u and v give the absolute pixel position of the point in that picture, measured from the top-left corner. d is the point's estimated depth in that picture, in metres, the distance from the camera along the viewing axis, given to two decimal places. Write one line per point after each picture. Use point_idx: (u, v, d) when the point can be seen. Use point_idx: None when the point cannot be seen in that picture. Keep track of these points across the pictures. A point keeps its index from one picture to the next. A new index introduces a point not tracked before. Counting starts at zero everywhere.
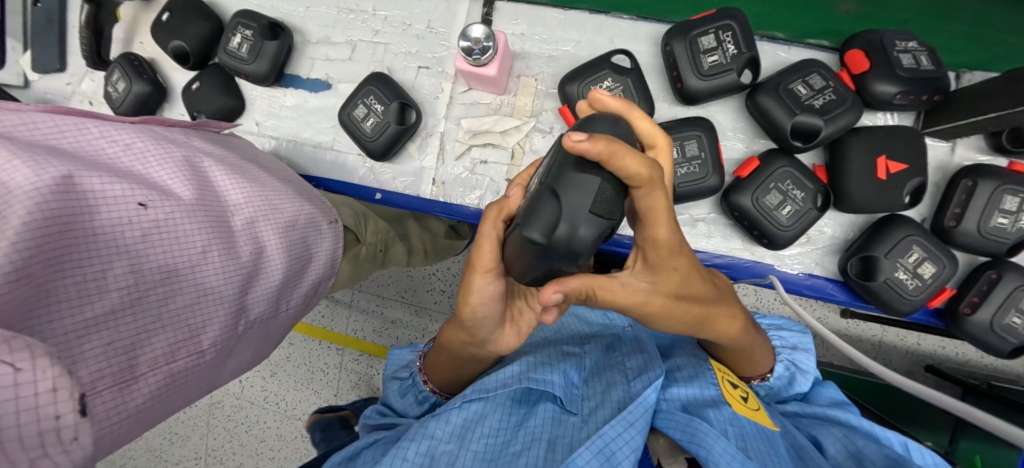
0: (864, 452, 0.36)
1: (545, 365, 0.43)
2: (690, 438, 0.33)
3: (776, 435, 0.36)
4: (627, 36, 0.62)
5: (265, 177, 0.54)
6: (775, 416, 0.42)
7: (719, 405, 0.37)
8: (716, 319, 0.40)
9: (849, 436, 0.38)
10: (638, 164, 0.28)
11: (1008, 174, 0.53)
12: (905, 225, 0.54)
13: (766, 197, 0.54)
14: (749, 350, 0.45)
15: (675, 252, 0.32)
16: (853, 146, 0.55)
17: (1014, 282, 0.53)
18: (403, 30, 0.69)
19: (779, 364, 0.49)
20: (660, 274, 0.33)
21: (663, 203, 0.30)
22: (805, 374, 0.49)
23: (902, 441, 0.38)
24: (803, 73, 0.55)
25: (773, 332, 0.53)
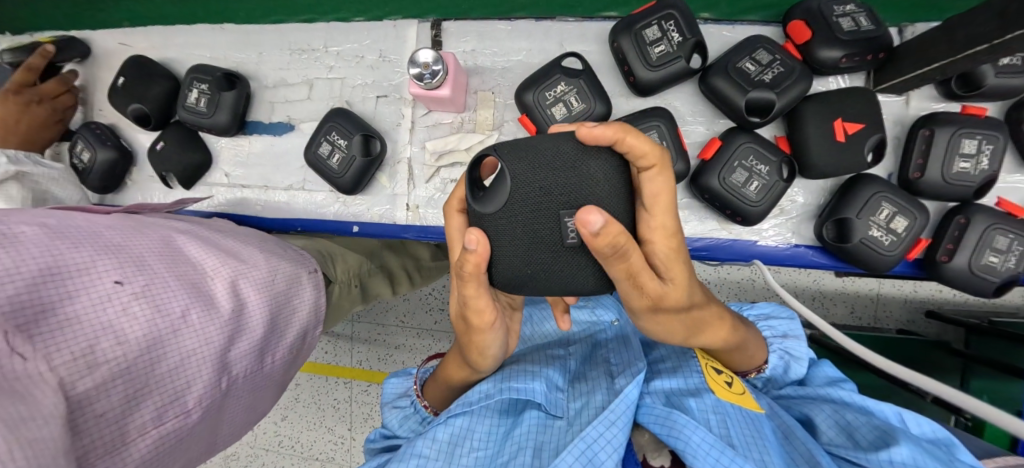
0: (853, 425, 0.36)
1: (527, 372, 0.43)
2: (669, 432, 0.33)
3: (763, 417, 0.36)
4: (575, 39, 0.62)
5: (232, 244, 0.53)
6: (763, 399, 0.41)
7: (701, 393, 0.37)
8: (709, 322, 0.39)
9: (838, 410, 0.38)
10: (649, 145, 0.29)
11: (963, 120, 0.54)
12: (873, 182, 0.55)
13: (731, 176, 0.55)
14: (750, 342, 0.44)
15: (676, 245, 0.33)
16: (808, 114, 0.56)
17: (982, 223, 0.54)
18: (357, 62, 0.70)
19: (772, 354, 0.48)
20: (671, 267, 0.33)
21: (666, 191, 0.31)
22: (799, 360, 0.47)
23: (897, 413, 0.37)
24: (750, 50, 0.55)
25: (761, 324, 0.52)
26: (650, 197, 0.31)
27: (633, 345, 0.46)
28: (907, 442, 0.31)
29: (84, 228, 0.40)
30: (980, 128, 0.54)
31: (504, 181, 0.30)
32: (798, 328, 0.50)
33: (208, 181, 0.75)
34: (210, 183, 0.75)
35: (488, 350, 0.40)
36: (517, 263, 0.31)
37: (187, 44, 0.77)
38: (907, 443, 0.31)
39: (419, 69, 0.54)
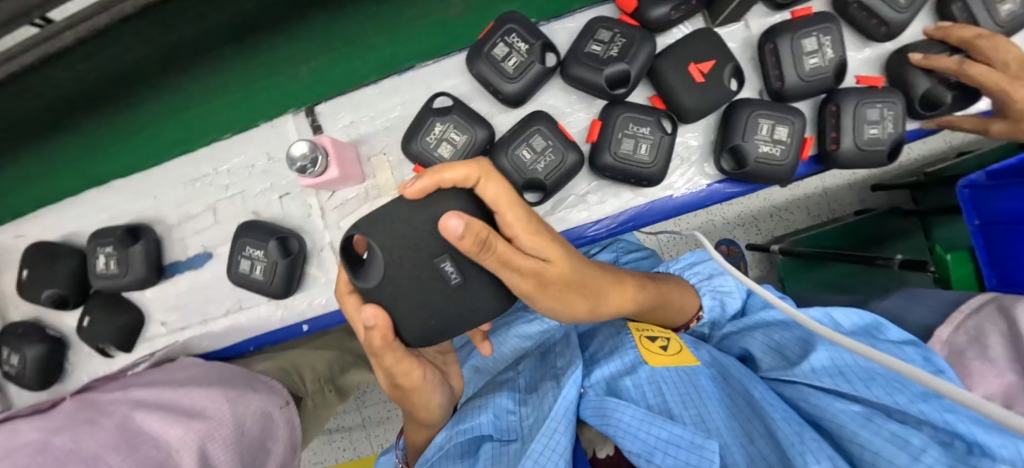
0: (782, 344, 0.40)
1: (475, 408, 0.43)
2: (604, 420, 0.33)
3: (698, 369, 0.37)
4: (441, 77, 0.65)
5: (175, 393, 0.52)
6: (698, 346, 0.41)
7: (635, 368, 0.37)
8: (614, 289, 0.37)
9: (770, 334, 0.42)
10: (460, 166, 0.29)
11: (796, 24, 0.59)
12: (746, 105, 0.59)
13: (621, 147, 0.58)
14: (670, 293, 0.43)
15: (540, 230, 0.32)
16: (667, 67, 0.59)
17: (851, 104, 0.58)
18: (250, 171, 0.70)
19: (705, 298, 0.50)
20: (547, 247, 0.32)
21: (506, 190, 0.31)
22: (730, 295, 0.49)
23: (826, 314, 0.43)
24: (590, 33, 0.59)
25: (687, 272, 0.53)
26: (490, 202, 0.31)
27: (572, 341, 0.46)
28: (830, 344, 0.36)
29: (21, 456, 0.40)
30: (814, 25, 0.58)
31: (378, 256, 0.31)
32: (719, 267, 0.52)
33: (147, 336, 0.73)
34: (150, 338, 0.73)
35: (436, 403, 0.44)
36: (417, 321, 0.33)
37: (80, 214, 0.75)
38: (823, 345, 0.37)
39: (301, 160, 0.54)
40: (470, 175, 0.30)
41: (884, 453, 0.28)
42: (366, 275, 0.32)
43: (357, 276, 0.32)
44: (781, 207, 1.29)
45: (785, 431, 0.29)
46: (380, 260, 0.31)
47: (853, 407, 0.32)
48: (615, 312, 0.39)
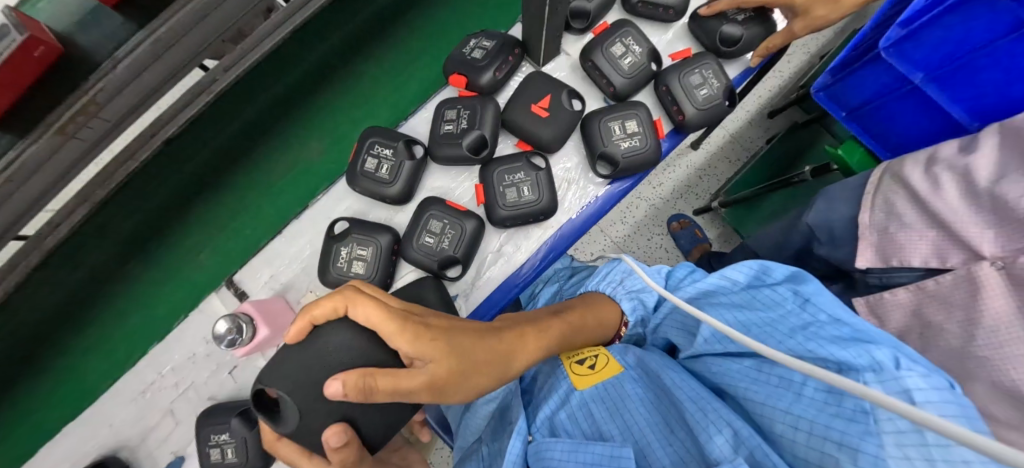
0: (686, 324, 0.44)
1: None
2: (542, 459, 0.37)
3: (620, 378, 0.42)
4: (335, 204, 0.70)
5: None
6: (621, 354, 0.46)
7: (568, 399, 0.42)
8: (517, 348, 0.42)
9: (677, 319, 0.46)
10: (323, 304, 0.39)
11: (600, 39, 0.68)
12: (594, 117, 0.66)
13: (507, 196, 0.63)
14: (580, 320, 0.48)
15: (418, 332, 0.37)
16: (516, 114, 0.66)
17: (675, 80, 0.66)
18: (194, 361, 0.70)
19: (627, 304, 0.53)
20: (427, 346, 0.37)
21: (373, 309, 0.38)
22: (643, 292, 0.54)
23: (715, 279, 0.46)
24: (440, 116, 0.65)
25: (604, 285, 0.58)
26: (364, 321, 0.38)
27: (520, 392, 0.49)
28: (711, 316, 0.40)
29: None
30: (615, 34, 0.67)
31: (287, 400, 0.39)
32: (626, 268, 0.57)
33: None
34: None
35: None
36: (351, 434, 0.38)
37: None
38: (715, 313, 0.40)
39: (228, 332, 0.54)
40: (336, 305, 0.39)
41: (771, 403, 0.31)
42: (286, 420, 0.40)
43: (283, 424, 0.41)
44: (705, 167, 1.39)
45: (691, 411, 0.33)
46: (291, 402, 0.39)
47: (746, 362, 0.35)
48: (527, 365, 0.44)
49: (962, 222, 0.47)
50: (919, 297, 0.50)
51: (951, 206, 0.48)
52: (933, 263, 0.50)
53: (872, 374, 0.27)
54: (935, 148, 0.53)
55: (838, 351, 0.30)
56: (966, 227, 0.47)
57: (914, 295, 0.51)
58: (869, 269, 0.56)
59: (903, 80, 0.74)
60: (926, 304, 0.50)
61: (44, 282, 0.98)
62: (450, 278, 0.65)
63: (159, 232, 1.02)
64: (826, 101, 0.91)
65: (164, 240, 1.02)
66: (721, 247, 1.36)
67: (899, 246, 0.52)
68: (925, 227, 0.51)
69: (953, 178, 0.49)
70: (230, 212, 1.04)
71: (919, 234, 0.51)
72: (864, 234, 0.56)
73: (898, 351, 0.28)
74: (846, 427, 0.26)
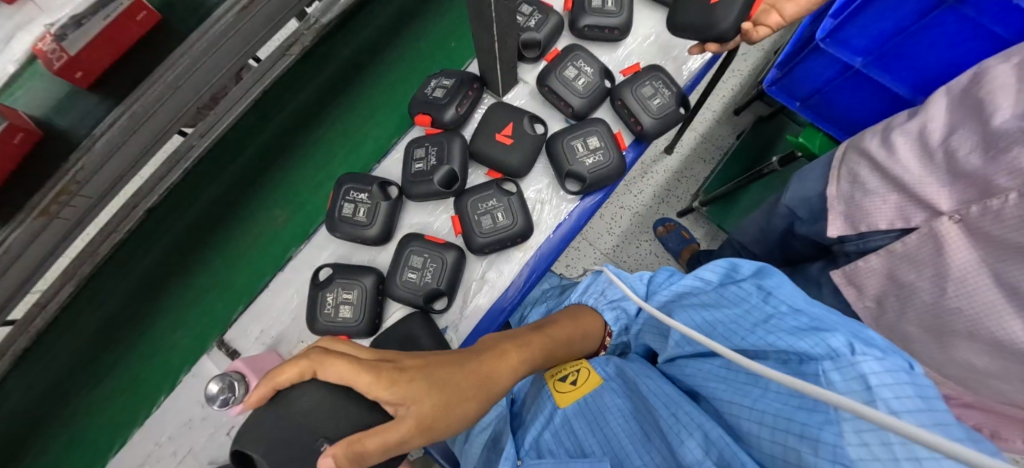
0: (660, 327, 0.46)
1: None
2: None
3: (599, 389, 0.43)
4: (318, 251, 0.71)
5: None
6: (600, 366, 0.47)
7: (553, 417, 0.43)
8: (500, 362, 0.44)
9: (655, 324, 0.48)
10: (290, 370, 0.40)
11: (553, 65, 0.71)
12: (558, 138, 0.69)
13: (483, 224, 0.65)
14: (561, 333, 0.51)
15: (395, 382, 0.39)
16: (483, 145, 0.69)
17: (628, 94, 0.70)
18: (191, 426, 0.70)
19: (609, 314, 0.55)
20: (408, 393, 0.38)
21: (346, 371, 0.39)
22: (621, 301, 0.55)
23: (692, 277, 0.48)
24: (409, 155, 0.68)
25: (588, 296, 0.60)
26: (337, 379, 0.39)
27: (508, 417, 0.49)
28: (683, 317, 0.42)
29: None
30: (566, 58, 0.71)
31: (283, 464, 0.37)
32: (606, 279, 0.59)
33: None
34: None
35: None
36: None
37: None
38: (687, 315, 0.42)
39: (221, 392, 0.55)
40: (302, 370, 0.40)
41: (740, 401, 0.32)
42: None
43: None
44: (681, 169, 1.42)
45: (665, 417, 0.34)
46: None
47: (716, 361, 0.36)
48: (512, 380, 0.45)
49: (919, 182, 0.49)
50: (890, 261, 0.53)
51: (911, 171, 0.50)
52: (899, 224, 0.51)
53: (830, 362, 0.28)
54: (888, 120, 0.55)
55: (797, 342, 0.31)
56: (928, 189, 0.48)
57: (885, 259, 0.53)
58: (843, 238, 0.58)
59: (845, 68, 0.79)
60: (898, 266, 0.52)
61: None
62: (437, 311, 0.66)
63: (144, 301, 1.02)
64: (779, 94, 0.94)
65: (151, 308, 1.01)
66: (709, 245, 1.38)
67: (865, 212, 0.54)
68: (887, 191, 0.52)
69: (908, 143, 0.51)
70: (219, 274, 1.05)
71: (883, 198, 0.52)
72: (833, 205, 0.58)
73: (854, 337, 0.30)
74: (807, 418, 0.27)
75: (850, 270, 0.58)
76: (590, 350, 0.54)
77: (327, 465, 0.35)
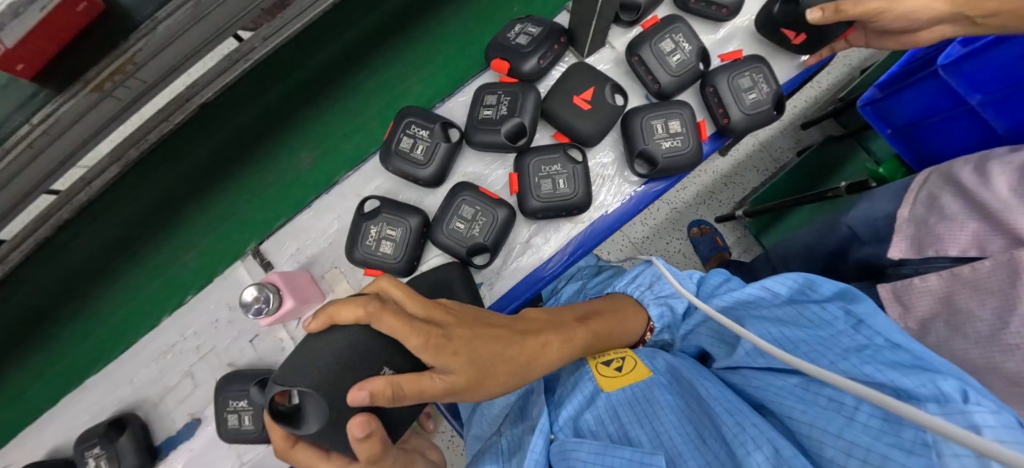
0: (723, 332, 0.43)
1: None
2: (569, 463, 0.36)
3: (652, 379, 0.41)
4: (365, 181, 0.69)
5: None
6: (648, 357, 0.44)
7: (596, 400, 0.41)
8: (536, 356, 0.41)
9: (713, 326, 0.45)
10: (351, 308, 0.36)
11: (649, 33, 0.66)
12: (637, 114, 0.64)
13: (542, 188, 0.62)
14: (607, 327, 0.47)
15: (443, 344, 0.36)
16: (557, 107, 0.64)
17: (723, 82, 0.64)
18: (215, 327, 0.71)
19: (654, 309, 0.52)
20: (450, 363, 0.36)
21: (397, 323, 0.35)
22: (673, 297, 0.52)
23: (759, 286, 0.45)
24: (479, 101, 0.64)
25: (630, 286, 0.57)
26: (389, 331, 0.35)
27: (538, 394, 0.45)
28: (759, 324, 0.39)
29: None
30: (663, 29, 0.65)
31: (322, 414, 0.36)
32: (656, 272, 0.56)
33: None
34: None
35: None
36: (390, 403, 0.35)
37: (59, 424, 0.76)
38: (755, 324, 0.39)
39: (255, 301, 0.55)
40: (358, 315, 0.35)
41: (820, 425, 0.30)
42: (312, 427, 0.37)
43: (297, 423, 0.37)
44: (731, 174, 1.35)
45: (728, 425, 0.31)
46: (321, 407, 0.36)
47: (792, 379, 0.34)
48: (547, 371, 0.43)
49: (1010, 209, 0.44)
50: (951, 284, 0.46)
51: (998, 196, 0.45)
52: (972, 253, 0.46)
53: (936, 406, 0.26)
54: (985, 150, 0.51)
55: (904, 383, 0.28)
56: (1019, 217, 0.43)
57: (946, 281, 0.47)
58: (904, 264, 0.54)
59: (959, 100, 0.70)
60: (957, 292, 0.47)
61: (73, 241, 1.07)
62: (476, 266, 0.64)
63: (182, 201, 1.07)
64: (872, 116, 0.86)
65: (185, 210, 1.06)
66: (742, 257, 1.34)
67: (936, 236, 0.49)
68: (968, 217, 0.47)
69: (1005, 170, 0.46)
70: (253, 185, 1.07)
71: (960, 225, 0.48)
72: (900, 226, 0.53)
73: (966, 384, 0.27)
74: (906, 460, 0.25)
75: (901, 284, 0.50)
76: (633, 341, 0.51)
77: (354, 401, 0.32)
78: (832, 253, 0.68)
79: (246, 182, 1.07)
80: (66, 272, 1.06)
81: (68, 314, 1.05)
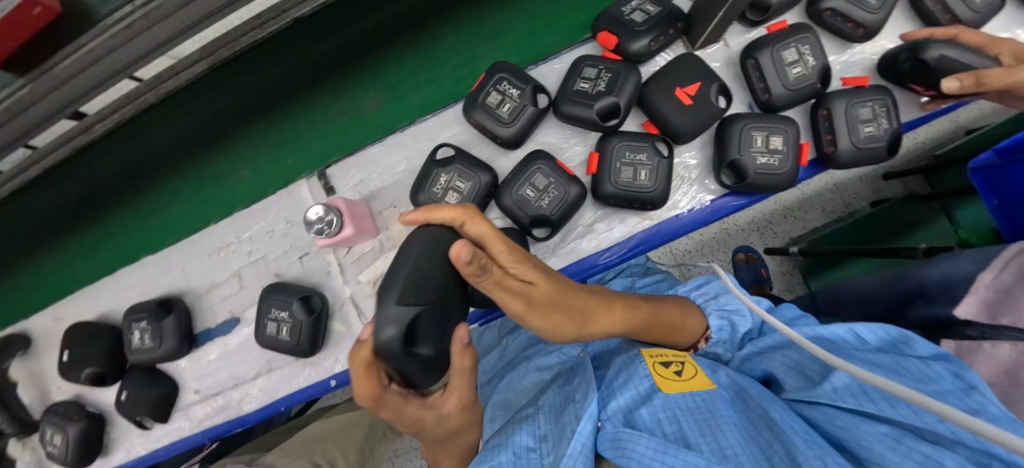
0: (803, 362, 0.40)
1: (493, 448, 0.41)
2: (620, 453, 0.34)
3: (718, 392, 0.39)
4: (441, 128, 0.69)
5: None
6: (714, 370, 0.43)
7: (652, 397, 0.39)
8: (593, 313, 0.43)
9: (789, 353, 0.42)
10: (450, 211, 0.43)
11: (773, 38, 0.61)
12: (738, 120, 0.60)
13: (621, 175, 0.59)
14: (663, 310, 0.47)
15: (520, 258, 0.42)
16: (655, 95, 0.61)
17: (841, 105, 0.61)
18: (269, 236, 0.74)
19: (713, 319, 0.51)
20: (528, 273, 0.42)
21: (490, 231, 0.42)
22: (739, 314, 0.50)
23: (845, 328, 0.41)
24: (577, 72, 0.61)
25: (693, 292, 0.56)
26: (480, 235, 0.42)
27: (586, 374, 0.45)
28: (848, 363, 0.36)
29: None
30: (789, 37, 0.61)
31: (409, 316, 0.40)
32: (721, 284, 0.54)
33: (182, 405, 0.76)
34: (184, 407, 0.76)
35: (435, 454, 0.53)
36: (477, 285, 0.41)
37: (114, 291, 0.82)
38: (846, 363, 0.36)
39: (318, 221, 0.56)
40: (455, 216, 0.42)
41: None
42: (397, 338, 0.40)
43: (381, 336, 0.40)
44: (794, 207, 1.28)
45: (805, 454, 0.29)
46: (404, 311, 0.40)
47: (884, 427, 0.31)
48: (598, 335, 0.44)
49: None
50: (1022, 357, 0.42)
51: None
52: None
53: None
54: None
55: None
56: None
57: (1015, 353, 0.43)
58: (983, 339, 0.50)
59: None
60: None
61: (150, 126, 1.12)
62: (534, 237, 0.63)
63: (252, 110, 1.08)
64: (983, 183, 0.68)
65: (253, 119, 1.08)
66: (783, 295, 1.27)
67: (1015, 304, 0.45)
68: None
69: None
70: (321, 108, 1.07)
71: None
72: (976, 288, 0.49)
73: None
74: None
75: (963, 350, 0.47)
76: (686, 344, 0.49)
77: (458, 254, 0.36)
78: (890, 309, 0.64)
79: (308, 117, 1.07)
80: (138, 154, 1.12)
81: (132, 193, 1.11)
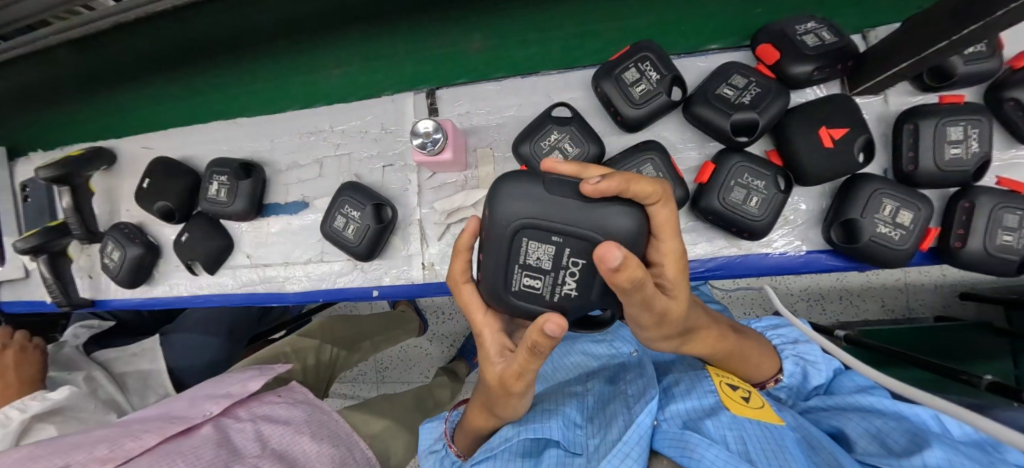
0: (883, 432, 0.39)
1: (544, 412, 0.44)
2: (685, 452, 0.35)
3: (784, 429, 0.38)
4: (562, 88, 0.67)
5: (284, 409, 0.63)
6: (783, 412, 0.43)
7: (718, 413, 0.40)
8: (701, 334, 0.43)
9: (866, 419, 0.42)
10: (652, 185, 0.33)
11: (943, 109, 0.56)
12: (870, 181, 0.56)
13: (731, 195, 0.57)
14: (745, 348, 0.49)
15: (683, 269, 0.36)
16: (794, 125, 0.58)
17: (987, 205, 0.55)
18: (361, 136, 0.75)
19: (789, 362, 0.55)
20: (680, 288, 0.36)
21: (670, 221, 0.35)
22: (815, 365, 0.54)
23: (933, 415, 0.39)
24: (725, 77, 0.58)
25: (772, 334, 0.61)
26: (661, 223, 0.35)
27: (646, 373, 0.48)
28: (938, 446, 0.34)
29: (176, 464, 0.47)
30: (962, 115, 0.55)
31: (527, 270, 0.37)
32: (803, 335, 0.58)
33: (230, 264, 0.80)
34: (233, 266, 0.80)
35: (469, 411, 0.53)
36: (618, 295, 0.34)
37: (202, 139, 0.86)
38: (937, 447, 0.34)
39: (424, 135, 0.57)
40: (653, 194, 0.33)
41: None
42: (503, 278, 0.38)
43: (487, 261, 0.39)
44: (853, 290, 1.15)
45: None
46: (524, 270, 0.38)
47: None
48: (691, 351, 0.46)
49: None
50: None
51: None
52: None
53: None
54: None
55: None
56: None
57: None
58: None
59: None
60: None
61: None
62: None
63: None
64: None
65: None
66: None
67: None
68: None
69: None
70: None
71: None
72: None
73: None
74: None
75: None
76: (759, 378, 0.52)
77: (605, 258, 0.28)
78: None
79: None
80: None
81: None
